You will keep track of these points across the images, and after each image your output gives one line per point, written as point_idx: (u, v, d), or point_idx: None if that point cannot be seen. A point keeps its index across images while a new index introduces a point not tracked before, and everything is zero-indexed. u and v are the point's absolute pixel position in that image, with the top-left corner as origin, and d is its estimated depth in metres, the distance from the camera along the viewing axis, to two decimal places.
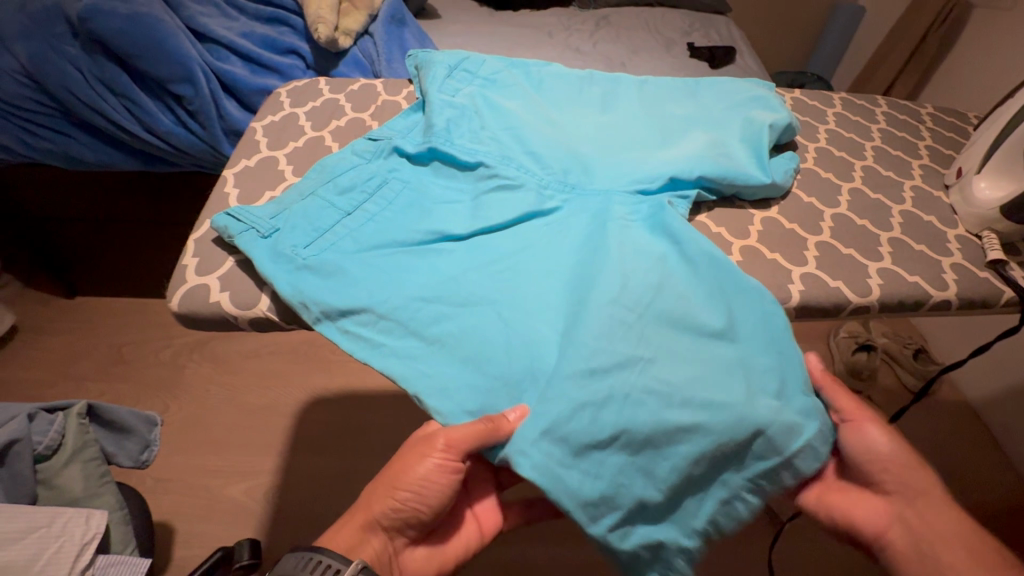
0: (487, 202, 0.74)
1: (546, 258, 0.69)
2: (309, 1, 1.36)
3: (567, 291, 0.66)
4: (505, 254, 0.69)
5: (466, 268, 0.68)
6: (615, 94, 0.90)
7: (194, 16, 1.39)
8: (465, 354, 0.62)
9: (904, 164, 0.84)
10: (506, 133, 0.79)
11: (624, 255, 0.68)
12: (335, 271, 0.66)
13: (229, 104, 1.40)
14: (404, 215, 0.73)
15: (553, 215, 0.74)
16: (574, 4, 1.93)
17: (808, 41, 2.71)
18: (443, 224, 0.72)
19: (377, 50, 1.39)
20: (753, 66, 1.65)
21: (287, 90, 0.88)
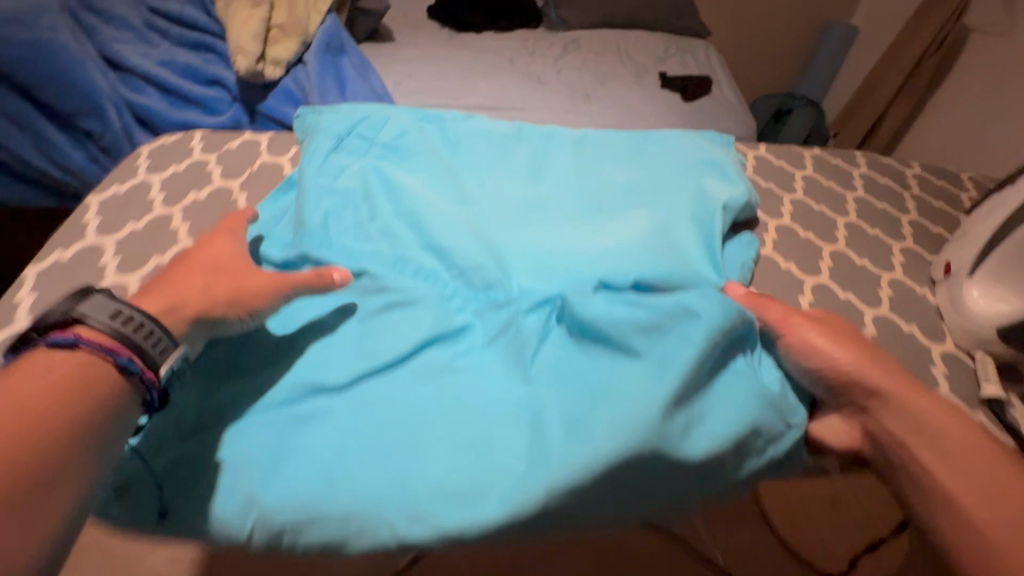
0: (388, 322, 0.57)
1: (449, 407, 0.50)
2: (230, 26, 1.23)
3: (478, 438, 0.47)
4: (403, 406, 0.51)
5: (337, 447, 0.48)
6: (546, 158, 0.76)
7: (107, 43, 1.26)
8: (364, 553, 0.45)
9: (882, 250, 0.72)
10: (402, 228, 0.65)
11: (550, 380, 0.51)
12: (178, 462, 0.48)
13: (146, 140, 1.28)
14: (275, 360, 0.55)
15: (469, 333, 0.58)
16: (541, 26, 1.80)
17: (797, 63, 2.57)
18: (322, 374, 0.53)
19: (308, 82, 1.25)
20: (731, 102, 1.52)
21: (147, 151, 0.79)
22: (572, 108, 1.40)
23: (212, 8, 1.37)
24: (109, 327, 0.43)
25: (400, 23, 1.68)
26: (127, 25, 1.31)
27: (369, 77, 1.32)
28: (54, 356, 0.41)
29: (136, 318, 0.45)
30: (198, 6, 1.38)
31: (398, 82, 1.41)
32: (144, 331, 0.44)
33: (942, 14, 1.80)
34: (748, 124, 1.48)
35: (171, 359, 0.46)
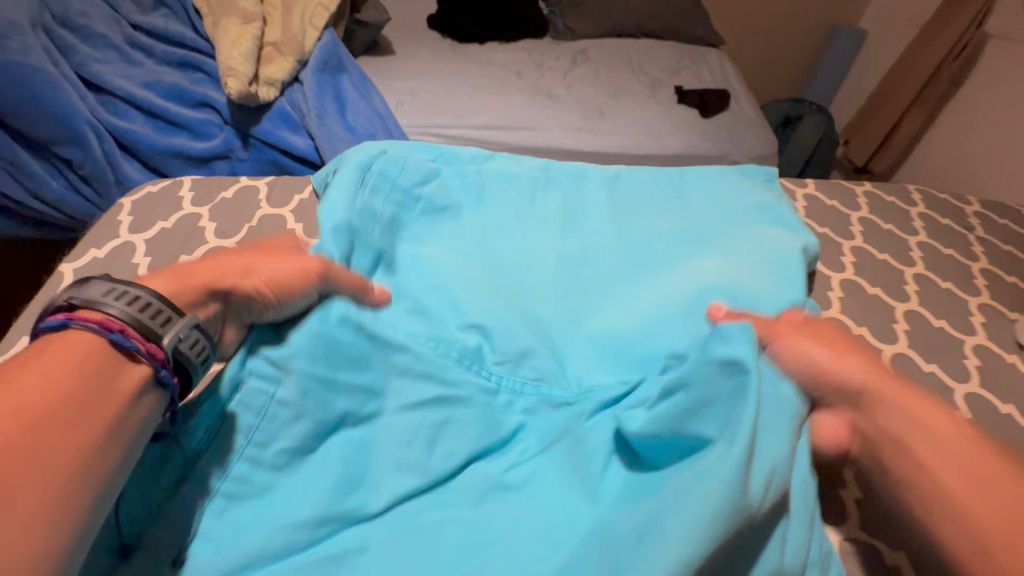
0: (431, 422, 0.52)
1: (508, 531, 0.45)
2: (219, 44, 1.14)
3: (545, 561, 0.42)
4: (464, 534, 0.45)
5: (385, 574, 0.43)
6: (576, 206, 0.72)
7: (86, 64, 1.17)
8: None
9: (959, 313, 0.69)
10: (433, 300, 0.61)
11: (620, 502, 0.46)
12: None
13: (130, 167, 1.18)
14: (305, 470, 0.48)
15: (520, 437, 0.54)
16: (547, 36, 1.71)
17: (805, 68, 2.51)
18: (362, 493, 0.48)
19: (306, 102, 1.17)
20: (750, 117, 1.45)
21: (131, 204, 0.76)
22: (586, 126, 1.32)
23: (200, 23, 1.28)
24: (115, 300, 0.40)
25: (399, 34, 1.59)
26: (108, 44, 1.22)
27: (370, 97, 1.23)
28: (52, 340, 0.38)
29: (141, 291, 0.42)
30: (184, 21, 1.30)
31: (401, 100, 1.32)
32: (150, 304, 0.42)
33: (963, 20, 1.74)
34: (769, 140, 1.40)
35: (183, 331, 0.43)
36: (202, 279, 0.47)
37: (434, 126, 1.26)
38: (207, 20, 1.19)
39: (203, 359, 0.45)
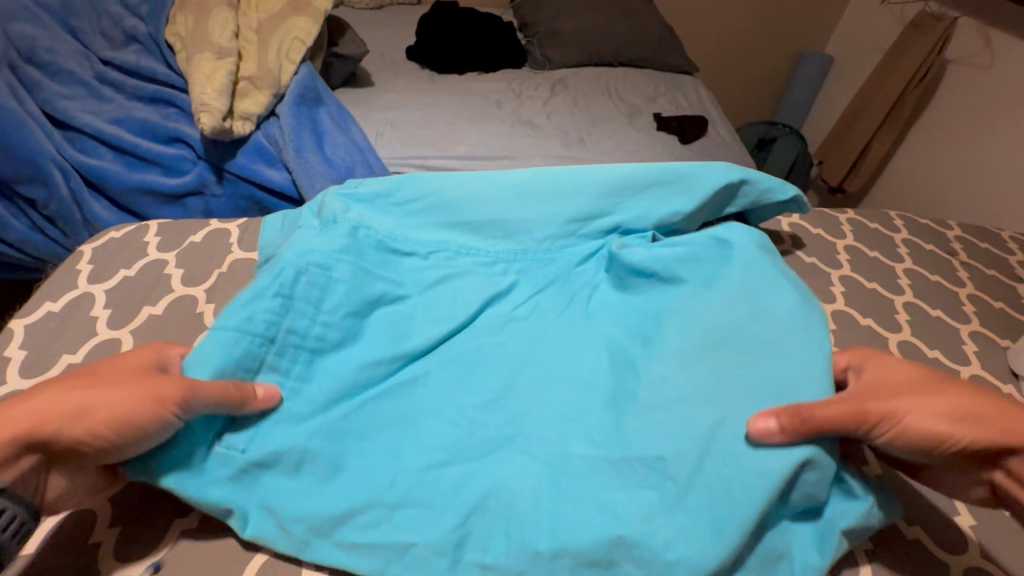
0: (450, 290, 0.71)
1: (532, 351, 0.68)
2: (193, 80, 1.11)
3: (575, 366, 0.66)
4: (474, 360, 0.66)
5: (447, 398, 0.63)
6: None
7: (52, 100, 1.13)
8: (518, 488, 0.56)
9: (950, 343, 0.76)
10: (439, 257, 0.74)
11: (609, 315, 0.71)
12: (299, 470, 0.56)
13: (98, 205, 1.12)
14: (355, 345, 0.65)
15: (516, 288, 0.73)
16: (526, 66, 1.73)
17: (777, 92, 2.58)
18: (405, 344, 0.66)
19: (283, 135, 1.15)
20: (728, 142, 1.47)
21: (105, 295, 0.75)
22: (566, 154, 1.32)
23: (173, 58, 1.21)
24: None
25: (378, 66, 1.58)
26: (77, 80, 1.19)
27: (350, 129, 1.22)
28: None
29: None
30: (156, 54, 1.23)
31: (380, 132, 1.30)
32: None
33: (924, 47, 1.81)
34: (747, 164, 1.42)
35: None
36: (14, 431, 0.46)
37: (414, 157, 1.25)
38: (181, 55, 1.17)
39: (14, 532, 0.46)
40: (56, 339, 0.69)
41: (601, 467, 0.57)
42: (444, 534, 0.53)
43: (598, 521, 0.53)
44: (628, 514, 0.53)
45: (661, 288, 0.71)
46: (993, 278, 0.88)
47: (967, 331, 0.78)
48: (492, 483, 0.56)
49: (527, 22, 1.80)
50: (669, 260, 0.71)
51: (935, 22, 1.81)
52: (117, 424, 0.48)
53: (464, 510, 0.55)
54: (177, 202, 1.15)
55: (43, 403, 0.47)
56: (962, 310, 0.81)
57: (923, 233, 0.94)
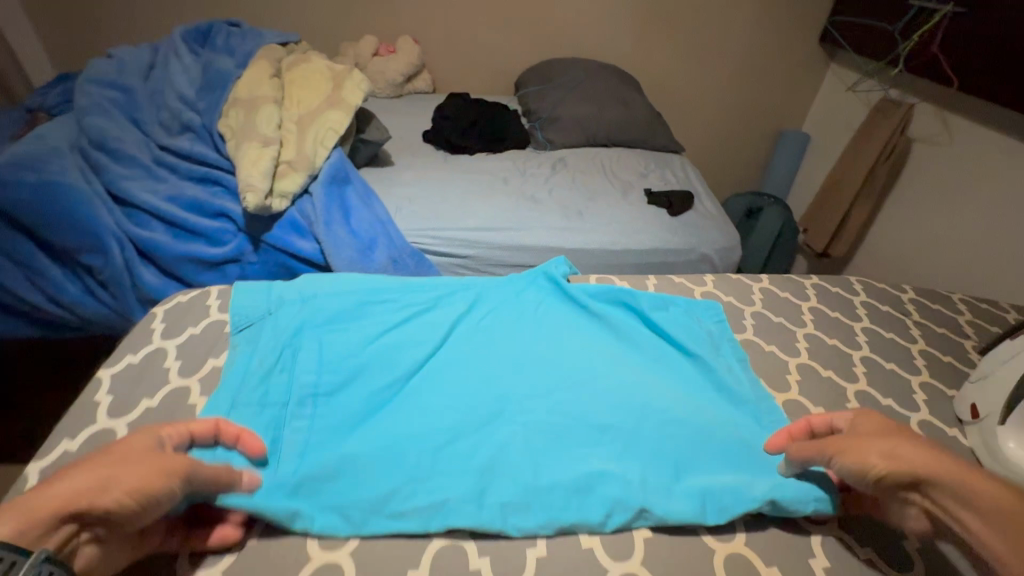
0: (483, 321, 0.92)
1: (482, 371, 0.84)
2: (241, 164, 1.27)
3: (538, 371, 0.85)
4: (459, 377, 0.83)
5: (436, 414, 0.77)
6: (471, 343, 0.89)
7: (116, 181, 1.29)
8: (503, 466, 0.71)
9: (901, 384, 0.87)
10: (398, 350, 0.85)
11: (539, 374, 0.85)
12: (339, 473, 0.69)
13: (147, 272, 1.26)
14: (357, 379, 0.80)
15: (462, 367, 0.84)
16: (530, 146, 1.93)
17: (760, 165, 2.79)
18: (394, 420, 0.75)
19: (315, 212, 1.30)
20: (713, 213, 1.62)
21: (176, 349, 0.83)
22: (566, 225, 1.46)
23: (223, 146, 1.38)
24: None
25: (398, 148, 1.78)
26: (138, 163, 1.35)
27: (374, 205, 1.36)
28: None
29: None
30: (208, 142, 1.41)
31: (400, 206, 1.45)
32: None
33: (889, 126, 2.00)
34: (734, 234, 1.55)
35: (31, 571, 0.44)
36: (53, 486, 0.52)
37: (430, 229, 1.40)
38: (232, 143, 1.34)
39: None
40: (135, 386, 0.76)
41: (567, 433, 0.76)
42: (466, 489, 0.68)
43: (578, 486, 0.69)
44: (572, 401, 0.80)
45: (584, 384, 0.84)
46: (950, 330, 0.99)
47: (914, 379, 0.87)
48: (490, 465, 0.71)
49: (531, 109, 2.03)
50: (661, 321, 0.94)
51: (896, 107, 2.02)
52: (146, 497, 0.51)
53: (478, 470, 0.70)
54: (218, 269, 1.29)
55: (72, 484, 0.49)
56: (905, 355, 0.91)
57: (878, 294, 1.05)
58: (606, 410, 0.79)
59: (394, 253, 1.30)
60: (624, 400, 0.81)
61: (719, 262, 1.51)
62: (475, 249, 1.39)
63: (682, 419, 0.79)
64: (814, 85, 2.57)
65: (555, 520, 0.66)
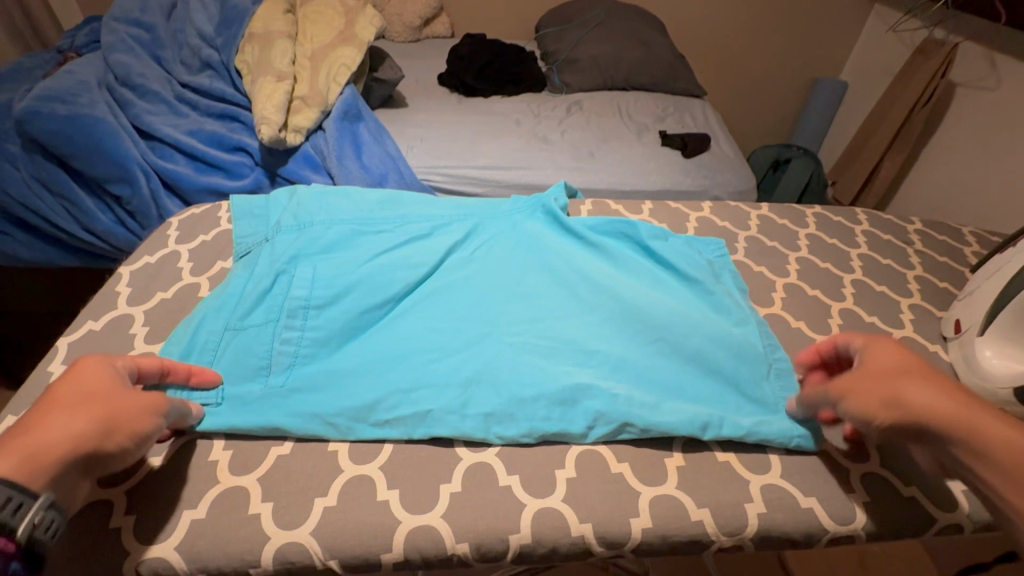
0: (477, 253, 0.79)
1: (472, 280, 0.75)
2: (255, 98, 1.30)
3: (532, 283, 0.75)
4: (446, 289, 0.73)
5: (420, 325, 0.69)
6: (461, 248, 0.80)
7: (140, 115, 1.34)
8: (497, 378, 0.64)
9: (894, 308, 0.86)
10: (381, 255, 0.76)
11: (548, 279, 0.76)
12: (319, 383, 0.63)
13: (171, 203, 1.32)
14: (348, 295, 0.70)
15: (453, 274, 0.76)
16: (546, 89, 1.89)
17: (791, 115, 2.67)
18: (373, 320, 0.69)
19: (327, 146, 1.33)
20: (729, 155, 1.57)
21: (189, 253, 0.82)
22: (577, 165, 1.45)
23: (240, 82, 1.41)
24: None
25: (412, 89, 1.77)
26: (160, 99, 1.39)
27: (385, 141, 1.38)
28: None
29: None
30: (225, 79, 1.44)
31: (411, 144, 1.47)
32: None
33: (930, 69, 1.88)
34: (749, 177, 1.52)
35: (37, 514, 0.43)
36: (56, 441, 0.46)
37: (439, 166, 1.41)
38: (248, 78, 1.36)
39: None
40: (151, 281, 0.77)
41: (560, 350, 0.68)
42: (452, 399, 0.62)
43: (570, 402, 0.63)
44: (564, 314, 0.72)
45: (587, 287, 0.75)
46: (956, 261, 0.97)
47: (908, 303, 0.86)
48: (481, 366, 0.65)
49: (548, 51, 1.98)
50: (663, 249, 0.83)
51: (939, 47, 1.89)
52: (137, 435, 0.51)
53: (464, 382, 0.64)
54: None
55: (63, 428, 0.47)
56: (907, 286, 0.89)
57: (886, 226, 1.02)
58: (604, 338, 0.70)
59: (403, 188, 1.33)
60: (636, 334, 0.71)
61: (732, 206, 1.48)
62: (484, 187, 1.40)
63: (693, 356, 0.69)
64: (855, 28, 2.40)
65: (537, 430, 0.61)
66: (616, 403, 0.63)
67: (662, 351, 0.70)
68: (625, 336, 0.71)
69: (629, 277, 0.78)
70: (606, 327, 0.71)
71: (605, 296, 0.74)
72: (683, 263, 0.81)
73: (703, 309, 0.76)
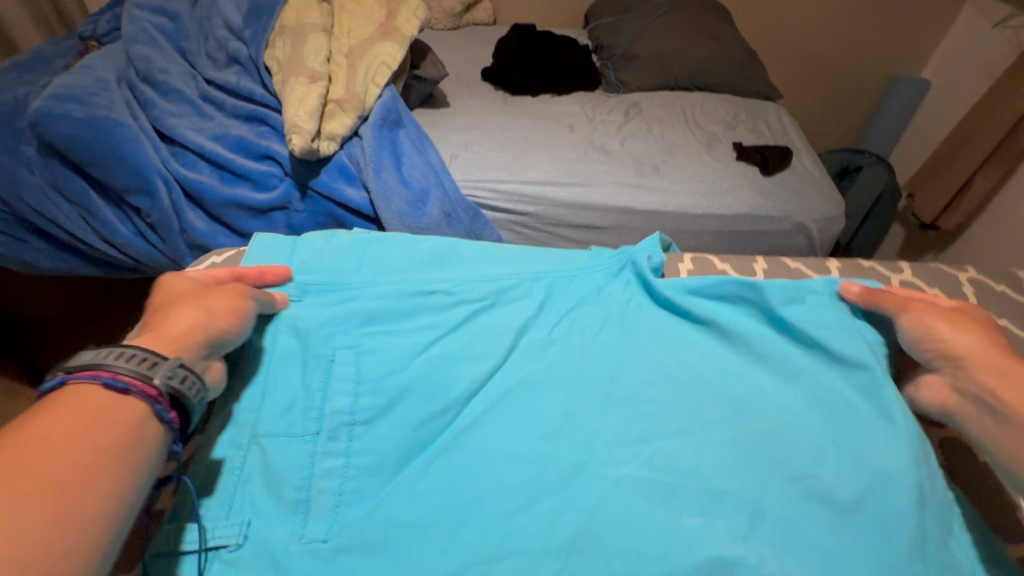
0: (556, 333, 0.72)
1: (553, 378, 0.67)
2: (287, 102, 1.17)
3: (616, 380, 0.68)
4: (525, 394, 0.66)
5: (504, 450, 0.61)
6: (535, 333, 0.72)
7: (161, 117, 1.21)
8: (599, 537, 0.55)
9: None
10: (442, 345, 0.68)
11: (633, 388, 0.67)
12: (382, 541, 0.54)
13: (194, 215, 1.20)
14: (402, 401, 0.63)
15: (530, 371, 0.68)
16: (599, 88, 1.71)
17: (863, 115, 2.42)
18: (433, 433, 0.62)
19: (364, 157, 1.18)
20: (814, 173, 1.39)
21: None
22: (641, 183, 1.28)
23: (269, 80, 1.27)
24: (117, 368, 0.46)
25: (454, 87, 1.61)
26: (183, 97, 1.26)
27: (427, 153, 1.24)
28: None
29: None
30: (254, 75, 1.30)
31: (455, 153, 1.32)
32: None
33: None
34: (837, 201, 1.33)
35: (169, 370, 0.48)
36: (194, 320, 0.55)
37: (488, 181, 1.26)
38: (279, 78, 1.23)
39: None
40: None
41: (679, 491, 0.59)
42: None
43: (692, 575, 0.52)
44: (656, 432, 0.63)
45: (683, 390, 0.67)
46: None
47: None
48: (582, 520, 0.56)
49: (603, 44, 1.79)
50: (798, 317, 0.70)
51: None
52: (238, 314, 0.60)
53: (563, 550, 0.54)
54: (264, 215, 1.22)
55: (184, 317, 0.55)
56: None
57: None
58: (731, 471, 0.60)
59: (447, 207, 1.19)
60: (773, 463, 0.61)
61: (817, 234, 1.30)
62: (536, 205, 1.25)
63: (850, 500, 0.58)
64: (946, 21, 2.13)
65: None
66: None
67: (787, 498, 0.58)
68: (734, 453, 0.61)
69: (731, 377, 0.68)
70: (717, 446, 0.62)
71: (705, 394, 0.66)
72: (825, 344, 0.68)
73: (857, 409, 0.64)
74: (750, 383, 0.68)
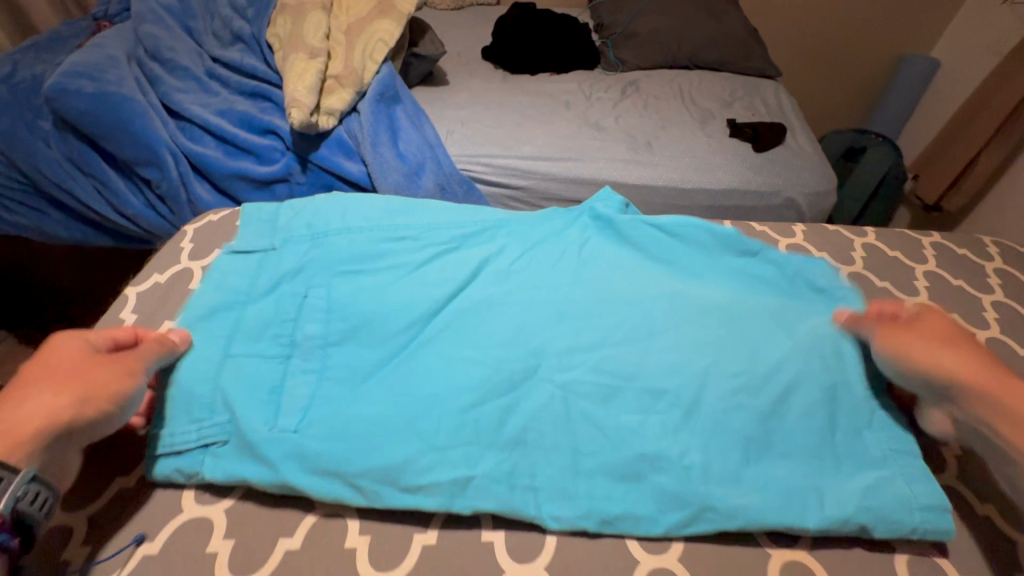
0: (515, 265, 0.75)
1: (511, 298, 0.71)
2: (287, 78, 1.21)
3: (570, 301, 0.71)
4: (483, 315, 0.69)
5: (458, 361, 0.64)
6: (496, 265, 0.75)
7: (169, 93, 1.27)
8: (543, 433, 0.60)
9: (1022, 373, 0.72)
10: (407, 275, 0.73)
11: (587, 313, 0.70)
12: (345, 434, 0.59)
13: (200, 187, 1.26)
14: (368, 326, 0.68)
15: (486, 294, 0.71)
16: (598, 67, 1.72)
17: (871, 96, 2.39)
18: (397, 346, 0.66)
19: (362, 132, 1.22)
20: (807, 150, 1.39)
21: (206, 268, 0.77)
22: (632, 158, 1.30)
23: (271, 57, 1.31)
24: None
25: (454, 66, 1.64)
26: (190, 74, 1.31)
27: (423, 126, 1.27)
28: None
29: None
30: (257, 53, 1.34)
31: (451, 129, 1.35)
32: None
33: None
34: (829, 177, 1.34)
35: (20, 489, 0.45)
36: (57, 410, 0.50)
37: (482, 156, 1.29)
38: (280, 55, 1.27)
39: None
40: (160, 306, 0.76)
41: (621, 393, 0.63)
42: (496, 465, 0.58)
43: (624, 466, 0.58)
44: (603, 345, 0.67)
45: (636, 316, 0.69)
46: None
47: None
48: (527, 419, 0.60)
49: (603, 23, 1.80)
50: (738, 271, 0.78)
51: None
52: (118, 395, 0.55)
53: (509, 444, 0.59)
54: (267, 187, 1.27)
55: (50, 403, 0.50)
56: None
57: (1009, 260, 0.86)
58: (670, 372, 0.64)
59: (441, 180, 1.22)
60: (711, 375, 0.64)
61: (807, 210, 1.31)
62: (528, 180, 1.28)
63: (775, 406, 0.62)
64: None
65: (596, 510, 0.57)
66: (675, 482, 0.58)
67: (729, 413, 0.62)
68: (674, 364, 0.65)
69: (676, 300, 0.71)
70: (661, 357, 0.65)
71: (650, 312, 0.70)
72: (758, 289, 0.76)
73: (799, 335, 0.68)
74: (700, 310, 0.70)
